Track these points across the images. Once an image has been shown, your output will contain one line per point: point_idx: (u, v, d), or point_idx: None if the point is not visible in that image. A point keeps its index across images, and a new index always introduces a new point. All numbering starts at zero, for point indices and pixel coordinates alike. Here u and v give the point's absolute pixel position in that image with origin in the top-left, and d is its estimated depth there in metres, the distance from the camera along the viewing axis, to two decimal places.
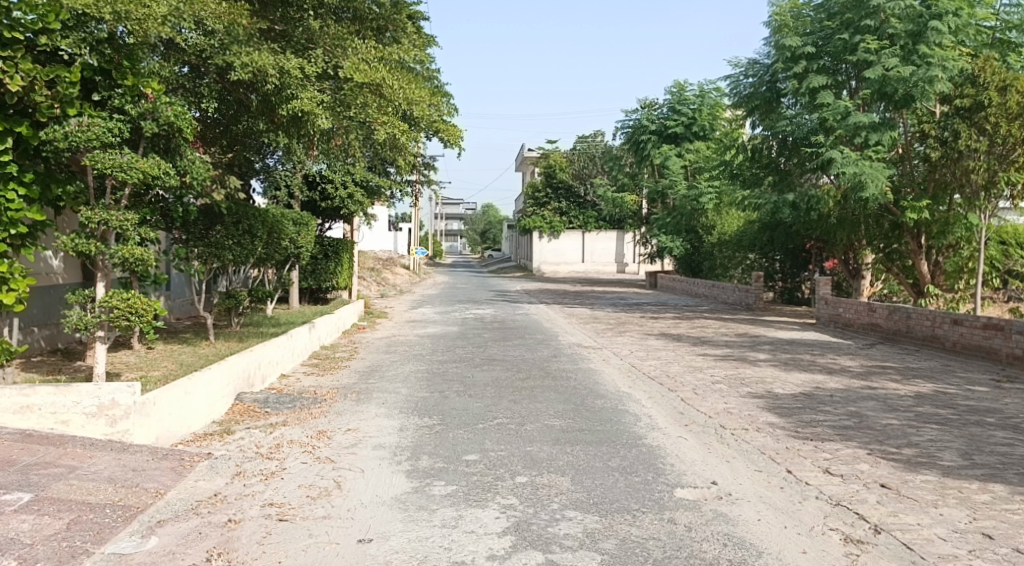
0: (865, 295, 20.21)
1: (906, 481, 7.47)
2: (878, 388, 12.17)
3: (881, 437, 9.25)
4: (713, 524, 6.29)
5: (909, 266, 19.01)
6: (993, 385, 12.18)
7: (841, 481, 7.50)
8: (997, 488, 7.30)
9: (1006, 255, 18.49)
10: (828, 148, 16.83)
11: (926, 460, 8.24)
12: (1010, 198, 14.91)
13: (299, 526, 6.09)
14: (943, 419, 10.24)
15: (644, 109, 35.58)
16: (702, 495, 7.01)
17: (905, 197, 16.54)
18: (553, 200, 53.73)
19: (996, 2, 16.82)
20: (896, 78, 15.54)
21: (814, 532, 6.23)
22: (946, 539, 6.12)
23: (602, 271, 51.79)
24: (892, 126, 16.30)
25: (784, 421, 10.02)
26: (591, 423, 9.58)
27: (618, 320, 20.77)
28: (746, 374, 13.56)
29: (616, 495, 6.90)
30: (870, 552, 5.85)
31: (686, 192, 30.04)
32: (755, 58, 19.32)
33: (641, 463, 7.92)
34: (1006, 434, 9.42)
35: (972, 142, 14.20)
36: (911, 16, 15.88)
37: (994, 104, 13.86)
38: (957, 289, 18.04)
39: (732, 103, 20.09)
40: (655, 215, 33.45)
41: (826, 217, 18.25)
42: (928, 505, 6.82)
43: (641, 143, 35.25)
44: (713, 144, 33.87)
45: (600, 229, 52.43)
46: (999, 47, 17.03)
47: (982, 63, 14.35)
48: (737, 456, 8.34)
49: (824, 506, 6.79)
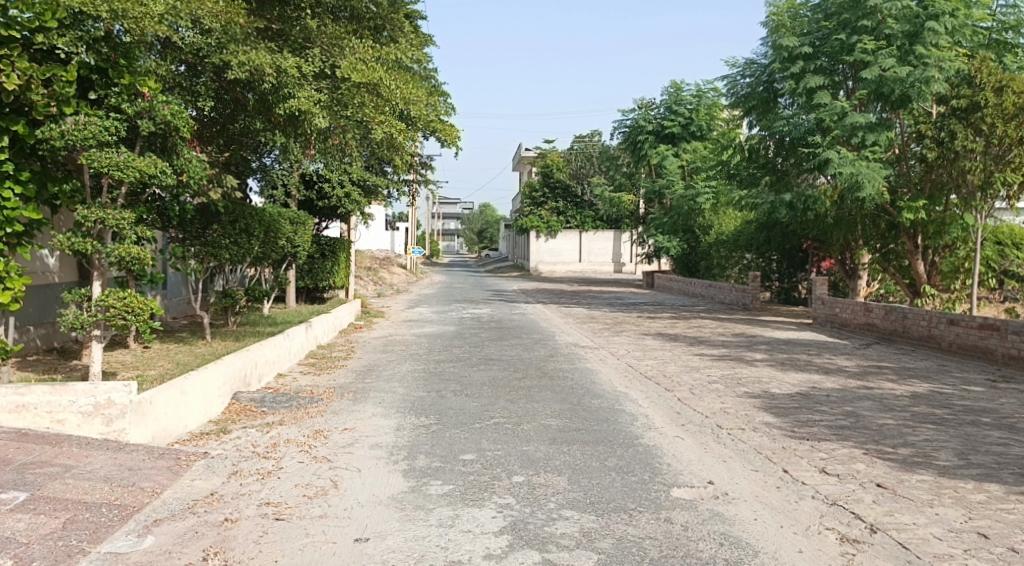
0: (861, 295, 20.19)
1: (902, 481, 7.38)
2: (874, 388, 12.11)
3: (877, 437, 9.17)
4: (711, 524, 6.15)
5: (906, 267, 19.01)
6: (989, 384, 12.11)
7: (837, 481, 7.40)
8: (992, 488, 7.21)
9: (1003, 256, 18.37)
10: (825, 148, 16.74)
11: (921, 460, 8.15)
12: (1007, 198, 14.75)
13: (296, 525, 5.90)
14: (939, 419, 10.17)
15: (642, 108, 35.53)
16: (699, 494, 6.88)
17: (902, 197, 16.49)
18: (552, 200, 53.94)
19: (992, 3, 16.85)
20: (893, 78, 15.45)
21: (810, 532, 6.11)
22: (942, 538, 6.01)
23: (600, 271, 51.90)
24: (888, 126, 16.26)
25: (780, 421, 9.94)
26: (587, 423, 9.46)
27: (615, 319, 20.75)
28: (743, 374, 13.50)
29: (612, 495, 6.74)
30: (866, 552, 5.73)
31: (683, 192, 30.11)
32: (753, 58, 19.27)
33: (637, 462, 7.79)
34: (1002, 434, 9.35)
35: (969, 142, 14.05)
36: (908, 16, 15.87)
37: (991, 104, 13.76)
38: (953, 289, 17.98)
39: (730, 104, 20.06)
40: (652, 215, 33.46)
41: (823, 218, 18.21)
42: (924, 505, 6.72)
43: (638, 143, 35.22)
44: (710, 144, 33.88)
45: (598, 229, 52.58)
46: (996, 47, 16.99)
47: (978, 64, 14.27)
48: (733, 456, 8.24)
49: (820, 506, 6.68)
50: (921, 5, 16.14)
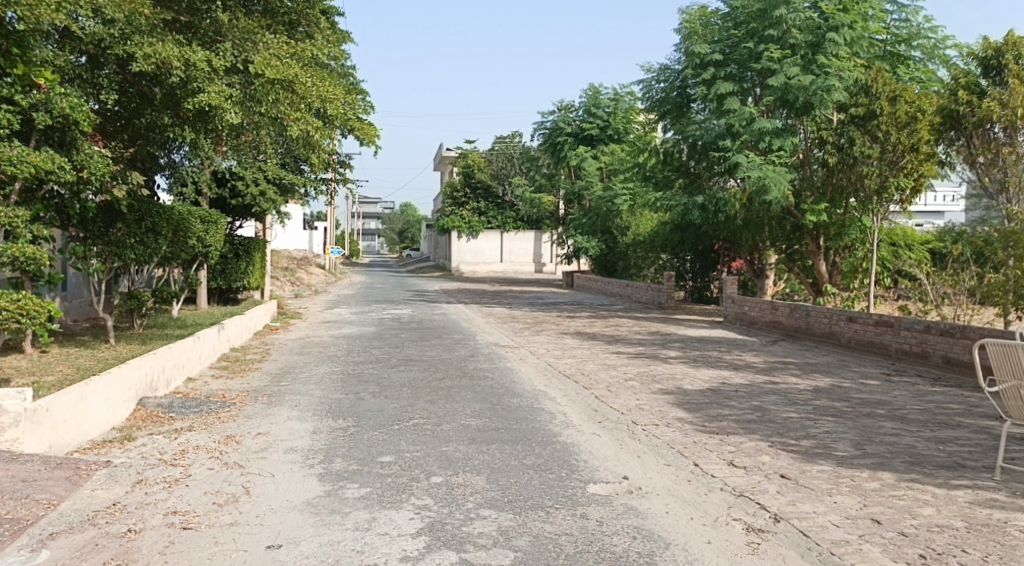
0: (768, 295, 21.23)
1: (804, 471, 7.75)
2: (780, 383, 12.63)
3: (782, 429, 9.60)
4: (624, 519, 6.33)
5: (809, 268, 19.84)
6: (884, 377, 12.78)
7: (744, 473, 7.72)
8: (885, 476, 7.63)
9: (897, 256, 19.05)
10: (735, 152, 17.32)
11: (822, 451, 8.58)
12: (901, 203, 15.51)
13: (204, 534, 5.80)
14: (838, 411, 10.69)
15: (561, 110, 35.98)
16: (614, 490, 7.06)
17: (805, 200, 17.18)
18: (472, 200, 54.18)
19: (887, 17, 17.87)
20: (797, 86, 16.23)
21: (718, 522, 6.35)
22: (839, 525, 6.31)
23: (521, 271, 52.31)
24: (793, 132, 16.97)
25: (692, 416, 10.28)
26: (506, 422, 9.58)
27: (535, 319, 20.99)
28: (658, 371, 13.86)
29: (530, 493, 6.85)
30: (770, 541, 5.98)
31: (602, 194, 30.80)
32: (667, 63, 19.78)
33: (554, 460, 7.94)
34: (895, 425, 9.90)
35: (866, 149, 14.81)
36: (811, 27, 16.73)
37: (886, 112, 14.51)
38: (852, 288, 18.72)
39: (645, 107, 20.55)
40: (572, 216, 33.98)
41: (733, 219, 18.86)
42: (824, 494, 7.06)
43: (558, 144, 35.61)
44: (627, 147, 34.59)
45: (519, 229, 53.00)
46: (891, 59, 17.88)
47: (875, 74, 15.00)
48: (647, 451, 8.49)
49: (728, 498, 6.95)
50: (823, 16, 16.94)
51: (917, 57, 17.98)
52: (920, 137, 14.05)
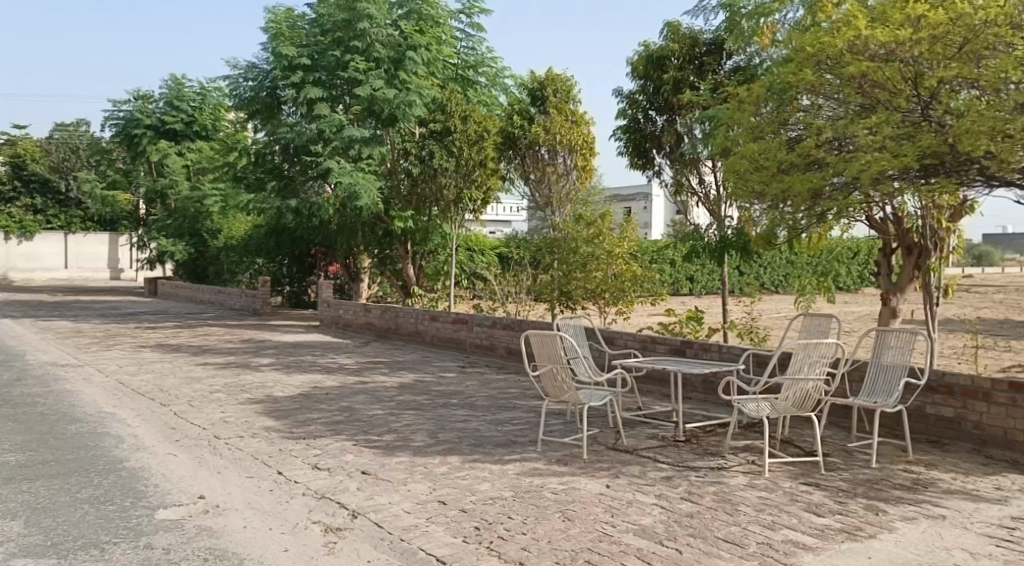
0: (365, 297, 21.48)
1: (383, 466, 8.16)
2: (368, 383, 13.20)
3: (366, 427, 10.06)
4: (196, 541, 6.00)
5: (398, 271, 21.04)
6: (459, 369, 14.11)
7: (327, 474, 7.91)
8: (453, 460, 8.20)
9: (472, 261, 21.30)
10: (325, 157, 17.61)
11: (401, 444, 9.17)
12: (473, 213, 17.36)
13: None
14: (418, 404, 11.55)
15: (139, 100, 33.34)
16: (187, 512, 6.73)
17: (393, 207, 18.16)
18: (26, 195, 47.08)
19: (457, 43, 19.93)
20: (382, 98, 17.23)
21: (297, 528, 6.33)
22: (410, 512, 6.50)
23: (93, 277, 47.36)
24: (381, 142, 17.87)
25: (279, 424, 10.28)
26: (60, 452, 8.66)
27: (108, 332, 19.15)
28: (247, 381, 13.55)
29: (82, 531, 6.24)
30: (347, 537, 6.04)
31: (189, 193, 29.32)
32: (254, 62, 19.40)
33: (117, 489, 7.36)
34: (465, 411, 10.97)
35: (444, 161, 16.03)
36: (392, 44, 17.91)
37: (459, 130, 15.85)
38: (436, 289, 20.40)
39: (234, 105, 19.92)
40: (154, 218, 31.66)
41: (327, 224, 19.24)
42: (400, 484, 7.33)
43: (134, 137, 32.79)
44: (215, 145, 33.27)
45: (87, 232, 48.42)
46: (462, 82, 19.91)
47: (450, 94, 16.44)
48: (228, 465, 8.29)
49: (310, 501, 7.01)
50: (402, 35, 18.33)
51: (482, 82, 20.23)
52: (487, 154, 16.00)
